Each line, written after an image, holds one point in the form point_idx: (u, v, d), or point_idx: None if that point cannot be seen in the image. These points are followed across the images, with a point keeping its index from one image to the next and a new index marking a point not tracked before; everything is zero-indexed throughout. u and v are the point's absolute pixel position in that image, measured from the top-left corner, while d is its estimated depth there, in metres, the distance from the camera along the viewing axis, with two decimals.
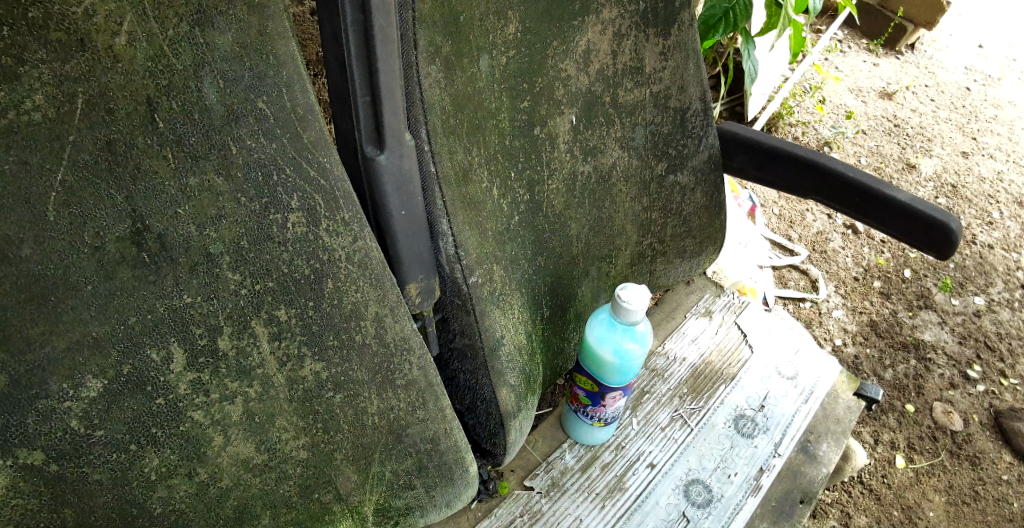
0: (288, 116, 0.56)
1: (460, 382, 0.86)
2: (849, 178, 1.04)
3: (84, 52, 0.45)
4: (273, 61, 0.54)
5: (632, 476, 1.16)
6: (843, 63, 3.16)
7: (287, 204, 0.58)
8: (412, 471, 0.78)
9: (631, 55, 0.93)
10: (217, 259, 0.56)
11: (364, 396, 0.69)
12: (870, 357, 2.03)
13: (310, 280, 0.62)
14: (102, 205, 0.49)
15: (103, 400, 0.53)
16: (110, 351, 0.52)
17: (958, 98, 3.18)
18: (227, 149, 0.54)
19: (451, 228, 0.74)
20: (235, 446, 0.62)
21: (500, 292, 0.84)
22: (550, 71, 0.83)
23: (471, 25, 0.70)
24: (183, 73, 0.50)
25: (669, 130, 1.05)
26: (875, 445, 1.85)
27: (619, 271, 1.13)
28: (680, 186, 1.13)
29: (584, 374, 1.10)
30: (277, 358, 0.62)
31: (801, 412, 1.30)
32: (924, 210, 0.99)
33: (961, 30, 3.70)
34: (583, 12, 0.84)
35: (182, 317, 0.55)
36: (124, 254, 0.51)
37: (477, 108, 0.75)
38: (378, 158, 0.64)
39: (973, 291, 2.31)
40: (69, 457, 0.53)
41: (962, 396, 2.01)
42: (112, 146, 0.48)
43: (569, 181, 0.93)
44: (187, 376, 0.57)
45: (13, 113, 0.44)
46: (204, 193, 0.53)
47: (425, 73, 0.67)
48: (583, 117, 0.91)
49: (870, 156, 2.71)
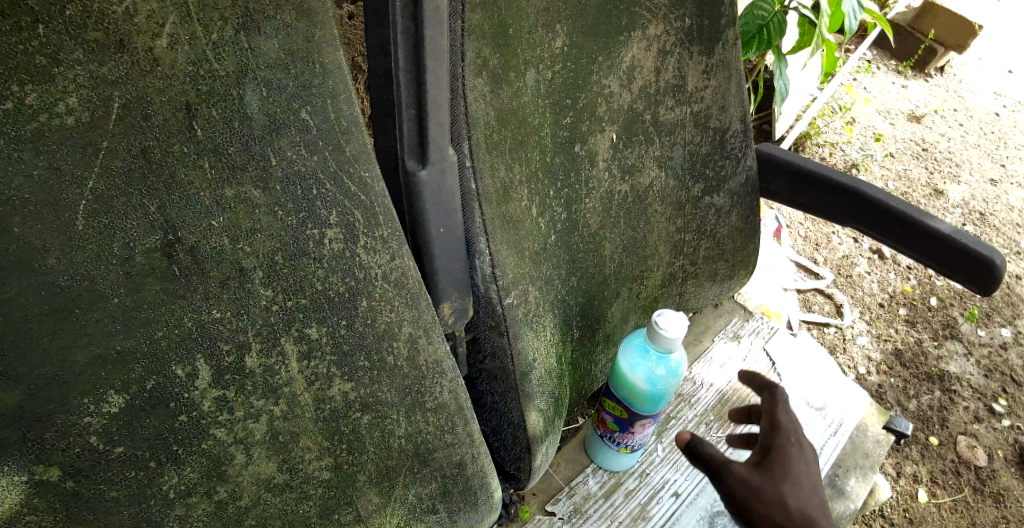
0: (332, 128, 0.55)
1: (487, 403, 0.83)
2: (889, 206, 1.01)
3: (123, 54, 0.43)
4: (320, 70, 0.53)
5: (656, 505, 1.12)
6: (872, 84, 3.11)
7: (326, 219, 0.56)
8: (436, 495, 0.75)
9: (674, 72, 0.91)
10: (250, 274, 0.53)
11: (393, 418, 0.67)
12: (894, 387, 1.98)
13: (344, 298, 0.59)
14: (134, 215, 0.46)
15: (125, 416, 0.50)
16: (134, 366, 0.50)
17: (987, 124, 3.12)
18: (267, 160, 0.52)
19: (489, 246, 0.71)
20: (258, 464, 0.59)
21: (535, 314, 0.81)
22: (594, 88, 0.80)
23: (520, 37, 0.68)
24: (226, 80, 0.48)
25: (708, 151, 1.02)
26: (897, 478, 1.79)
27: (651, 292, 1.09)
28: (716, 208, 1.10)
29: (613, 399, 1.06)
30: (305, 377, 0.59)
31: (830, 444, 1.27)
32: (966, 243, 0.96)
33: (990, 54, 3.64)
34: (630, 27, 0.81)
35: (210, 333, 0.53)
36: (155, 266, 0.48)
37: (521, 124, 0.72)
38: (420, 174, 0.62)
39: (1000, 322, 2.25)
40: (86, 474, 0.50)
41: (987, 430, 1.96)
42: (147, 154, 0.46)
43: (606, 200, 0.90)
44: (212, 392, 0.54)
45: (44, 116, 0.42)
46: (240, 205, 0.51)
47: (472, 86, 0.64)
48: (623, 134, 0.88)
49: (898, 180, 2.66)
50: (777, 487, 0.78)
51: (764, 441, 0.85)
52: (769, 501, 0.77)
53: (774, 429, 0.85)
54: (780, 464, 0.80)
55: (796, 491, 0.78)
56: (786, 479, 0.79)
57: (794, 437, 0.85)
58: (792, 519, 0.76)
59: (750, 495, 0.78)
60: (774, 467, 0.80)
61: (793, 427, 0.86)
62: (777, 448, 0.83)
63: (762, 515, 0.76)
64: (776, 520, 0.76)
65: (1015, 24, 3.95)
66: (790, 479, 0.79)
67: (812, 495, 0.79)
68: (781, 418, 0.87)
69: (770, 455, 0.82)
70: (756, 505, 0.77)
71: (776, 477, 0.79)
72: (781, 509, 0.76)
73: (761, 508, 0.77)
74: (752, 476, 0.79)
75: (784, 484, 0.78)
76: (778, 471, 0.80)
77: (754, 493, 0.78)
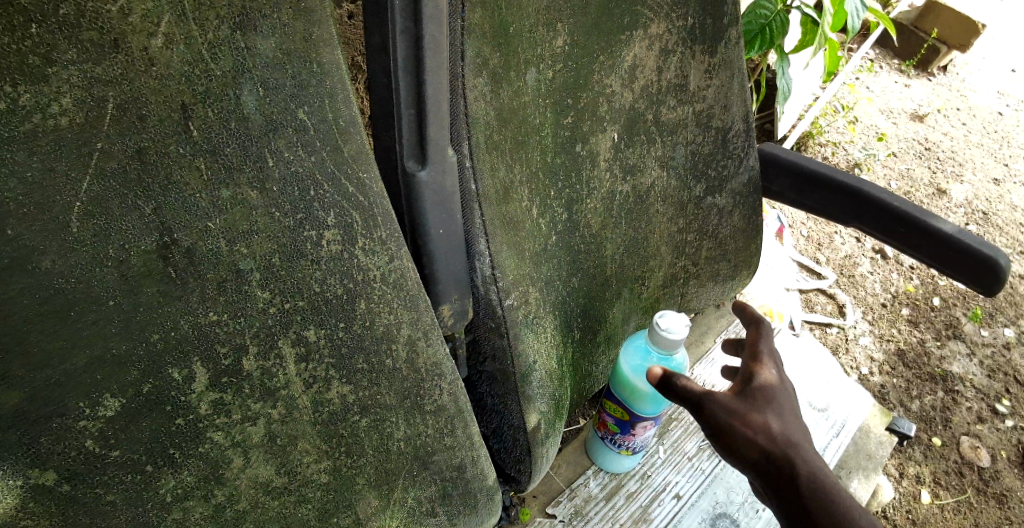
0: (330, 128, 0.54)
1: (487, 405, 0.83)
2: (895, 207, 1.00)
3: (118, 53, 0.43)
4: (317, 69, 0.52)
5: (657, 508, 1.12)
6: (875, 83, 3.10)
7: (323, 221, 0.56)
8: (436, 498, 0.74)
9: (676, 72, 0.90)
10: (247, 276, 0.53)
11: (391, 421, 0.66)
12: (897, 388, 1.97)
13: (343, 300, 0.59)
14: (129, 217, 0.46)
15: (121, 419, 0.50)
16: (131, 369, 0.49)
17: (990, 123, 3.11)
18: (264, 161, 0.51)
19: (489, 247, 0.70)
20: (255, 467, 0.58)
21: (535, 315, 0.81)
22: (595, 87, 0.80)
23: (520, 37, 0.67)
24: (222, 80, 0.47)
25: (710, 151, 1.01)
26: (900, 479, 1.78)
27: (652, 293, 1.08)
28: (718, 208, 1.09)
29: (614, 401, 1.05)
30: (303, 379, 0.58)
31: (833, 445, 1.30)
32: (971, 244, 0.96)
33: (993, 53, 3.62)
34: (632, 26, 0.81)
35: (207, 336, 0.52)
36: (150, 268, 0.48)
37: (522, 124, 0.71)
38: (420, 174, 0.61)
39: (1003, 322, 2.24)
40: (82, 478, 0.49)
41: (990, 431, 1.95)
42: (142, 154, 0.45)
43: (607, 201, 0.89)
44: (209, 396, 0.53)
45: (38, 116, 0.41)
46: (237, 207, 0.51)
47: (472, 85, 0.63)
48: (625, 134, 0.87)
49: (901, 180, 2.65)
50: (761, 412, 0.79)
51: (746, 370, 0.85)
52: (753, 425, 0.77)
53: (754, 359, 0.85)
54: (762, 390, 0.81)
55: (778, 415, 0.79)
56: (768, 404, 0.80)
57: (774, 365, 0.86)
58: (775, 441, 0.77)
59: (735, 420, 0.78)
60: (756, 394, 0.81)
61: (773, 357, 0.87)
62: (758, 376, 0.84)
63: (746, 440, 0.77)
64: (760, 442, 0.77)
65: (1018, 23, 3.94)
66: (772, 404, 0.80)
67: (793, 417, 0.80)
68: (762, 348, 0.88)
69: (751, 382, 0.82)
70: (741, 429, 0.77)
71: (757, 402, 0.79)
72: (764, 432, 0.77)
73: (746, 433, 0.77)
74: (737, 403, 0.79)
75: (767, 409, 0.79)
76: (761, 397, 0.80)
77: (740, 420, 0.78)
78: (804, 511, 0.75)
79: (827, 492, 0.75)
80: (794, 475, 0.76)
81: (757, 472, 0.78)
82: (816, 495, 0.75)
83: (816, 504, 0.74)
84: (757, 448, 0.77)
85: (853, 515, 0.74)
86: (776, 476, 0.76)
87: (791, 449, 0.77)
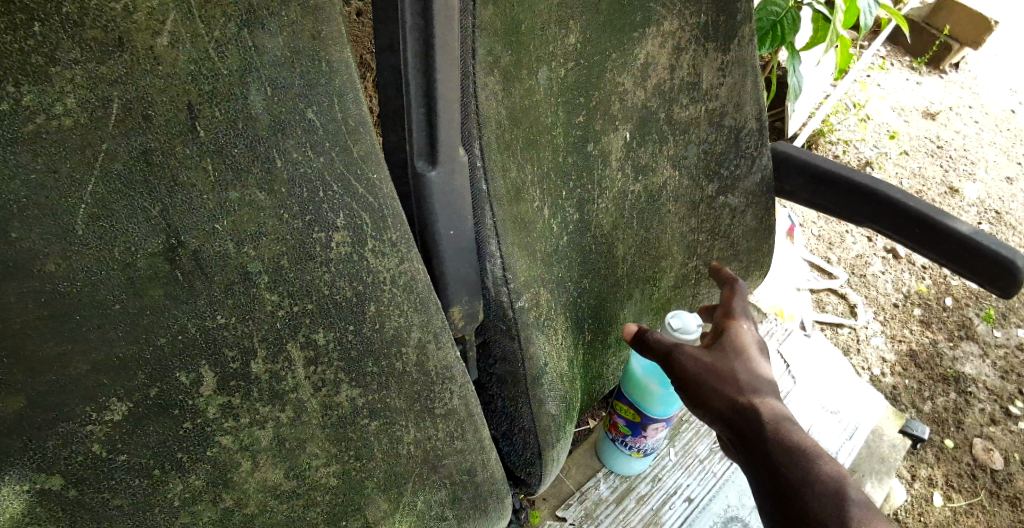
0: (339, 128, 0.53)
1: (497, 407, 0.82)
2: (908, 207, 0.98)
3: (123, 52, 0.42)
4: (326, 68, 0.52)
5: (669, 511, 1.11)
6: (886, 81, 3.07)
7: (332, 222, 0.55)
8: (446, 502, 0.73)
9: (689, 70, 0.89)
10: (254, 278, 0.52)
11: (401, 425, 0.65)
12: (909, 389, 1.94)
13: (352, 303, 0.58)
14: (135, 219, 0.45)
15: (127, 424, 0.49)
16: (137, 373, 0.48)
17: (1003, 121, 3.08)
18: (272, 161, 0.50)
19: (500, 248, 0.69)
20: (264, 472, 0.57)
21: (547, 317, 0.79)
22: (607, 85, 0.78)
23: (532, 34, 0.66)
24: (229, 79, 0.47)
25: (722, 149, 1.00)
26: (912, 481, 1.76)
27: (663, 294, 1.07)
28: (730, 208, 1.08)
29: (625, 403, 1.03)
30: (312, 383, 0.58)
31: (846, 448, 1.28)
32: (988, 245, 0.94)
33: (1006, 50, 3.59)
34: (644, 23, 0.79)
35: (214, 339, 0.51)
36: (157, 270, 0.47)
37: (534, 124, 0.70)
38: (429, 174, 0.61)
39: (1016, 323, 2.22)
40: (89, 483, 0.48)
41: (1004, 433, 1.92)
42: (148, 155, 0.45)
43: (618, 201, 0.88)
44: (217, 399, 0.53)
45: (41, 117, 0.40)
46: (244, 208, 0.50)
47: (482, 84, 0.62)
48: (637, 132, 0.86)
49: (913, 178, 2.62)
50: (728, 364, 0.81)
51: (718, 326, 0.87)
52: (719, 375, 0.80)
53: (728, 316, 0.88)
54: (730, 342, 0.84)
55: (744, 366, 0.81)
56: (738, 357, 0.82)
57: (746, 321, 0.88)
58: (741, 390, 0.79)
59: (702, 371, 0.80)
60: (724, 346, 0.83)
61: (745, 313, 0.89)
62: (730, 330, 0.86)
63: (713, 390, 0.80)
64: (726, 392, 0.79)
65: None
66: (742, 356, 0.82)
67: (761, 369, 0.82)
68: (734, 304, 0.90)
69: (723, 336, 0.85)
70: (706, 379, 0.80)
71: (726, 354, 0.82)
72: (731, 381, 0.80)
73: (713, 383, 0.80)
74: (704, 355, 0.82)
75: (736, 361, 0.82)
76: (730, 349, 0.83)
77: (707, 371, 0.81)
78: (766, 455, 0.77)
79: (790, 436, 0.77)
80: (758, 424, 0.78)
81: (723, 421, 0.80)
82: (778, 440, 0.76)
83: (779, 448, 0.76)
84: (724, 396, 0.79)
85: (816, 459, 0.75)
86: (741, 424, 0.79)
87: (756, 397, 0.79)
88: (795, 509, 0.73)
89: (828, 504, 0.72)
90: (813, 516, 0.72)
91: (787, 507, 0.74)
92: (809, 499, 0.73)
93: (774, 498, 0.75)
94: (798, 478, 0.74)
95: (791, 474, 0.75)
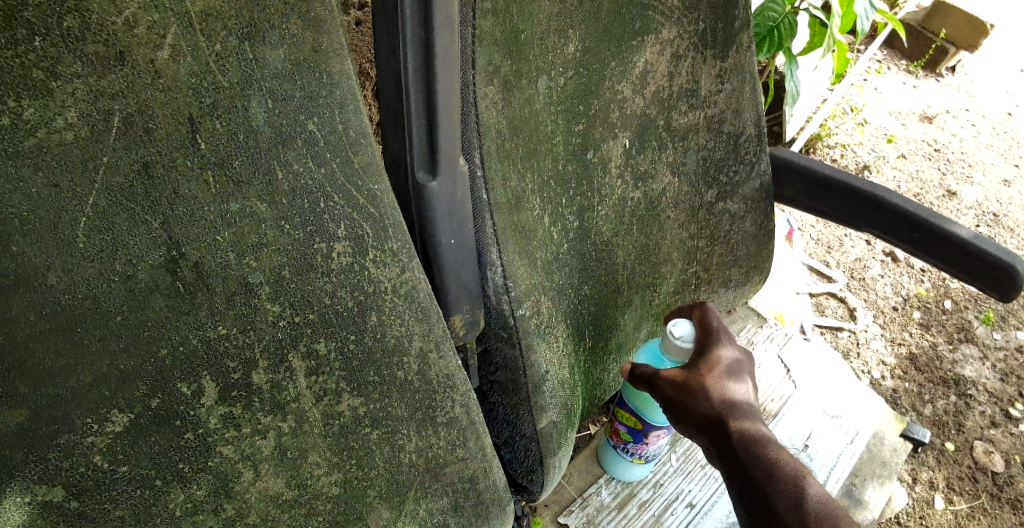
0: (339, 139, 0.54)
1: (499, 415, 0.82)
2: (910, 213, 0.98)
3: (124, 66, 0.42)
4: (327, 79, 0.52)
5: (671, 517, 1.11)
6: (883, 84, 3.07)
7: (333, 233, 0.55)
8: (448, 510, 0.72)
9: (688, 77, 0.89)
10: (256, 289, 0.52)
11: (403, 433, 0.65)
12: (909, 392, 1.95)
13: (353, 312, 0.58)
14: (136, 231, 0.45)
15: (128, 436, 0.49)
16: (137, 385, 0.48)
17: (1000, 124, 3.09)
18: (273, 172, 0.51)
19: (501, 257, 0.69)
20: (266, 482, 0.57)
21: (547, 325, 0.80)
22: (606, 93, 0.79)
23: (532, 44, 0.67)
24: (231, 91, 0.47)
25: (721, 156, 1.00)
26: (914, 484, 1.75)
27: (664, 300, 1.07)
28: (730, 213, 1.08)
29: (627, 410, 1.03)
30: (313, 392, 0.58)
31: (846, 453, 1.28)
32: (987, 250, 0.95)
33: (1002, 52, 3.60)
34: (643, 32, 0.80)
35: (215, 350, 0.51)
36: (158, 283, 0.47)
37: (533, 132, 0.71)
38: (430, 185, 0.61)
39: (1016, 325, 2.23)
40: (91, 494, 0.48)
41: (1004, 435, 1.92)
42: (149, 168, 0.45)
43: (618, 208, 0.88)
44: (218, 409, 0.53)
45: (43, 131, 0.40)
46: (246, 219, 0.50)
47: (482, 93, 0.63)
48: (636, 140, 0.86)
49: (910, 182, 2.62)
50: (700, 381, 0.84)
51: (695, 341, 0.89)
52: (692, 394, 0.83)
53: (704, 331, 0.89)
54: (702, 359, 0.86)
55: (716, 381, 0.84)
56: (709, 373, 0.85)
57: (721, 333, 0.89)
58: (712, 403, 0.83)
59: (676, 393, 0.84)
60: (697, 363, 0.85)
61: (720, 324, 0.90)
62: (705, 345, 0.88)
63: (688, 407, 0.83)
64: (700, 410, 0.82)
65: None
66: (714, 370, 0.85)
67: (732, 381, 0.85)
68: (709, 316, 0.91)
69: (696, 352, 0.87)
70: (681, 400, 0.83)
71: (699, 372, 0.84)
72: (702, 394, 0.83)
73: (686, 399, 0.83)
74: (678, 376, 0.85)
75: (707, 377, 0.84)
76: (702, 366, 0.85)
77: (681, 387, 0.84)
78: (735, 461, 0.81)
79: (758, 442, 0.81)
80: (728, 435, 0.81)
81: (698, 433, 0.83)
82: (747, 447, 0.80)
83: (748, 455, 0.80)
84: (696, 410, 0.82)
85: (781, 461, 0.79)
86: (713, 435, 0.82)
87: (727, 409, 0.83)
88: (765, 511, 0.77)
89: (794, 505, 0.76)
90: (780, 517, 0.76)
91: (757, 509, 0.78)
92: (777, 502, 0.77)
93: (747, 503, 0.80)
94: (767, 483, 0.78)
95: (759, 477, 0.79)
